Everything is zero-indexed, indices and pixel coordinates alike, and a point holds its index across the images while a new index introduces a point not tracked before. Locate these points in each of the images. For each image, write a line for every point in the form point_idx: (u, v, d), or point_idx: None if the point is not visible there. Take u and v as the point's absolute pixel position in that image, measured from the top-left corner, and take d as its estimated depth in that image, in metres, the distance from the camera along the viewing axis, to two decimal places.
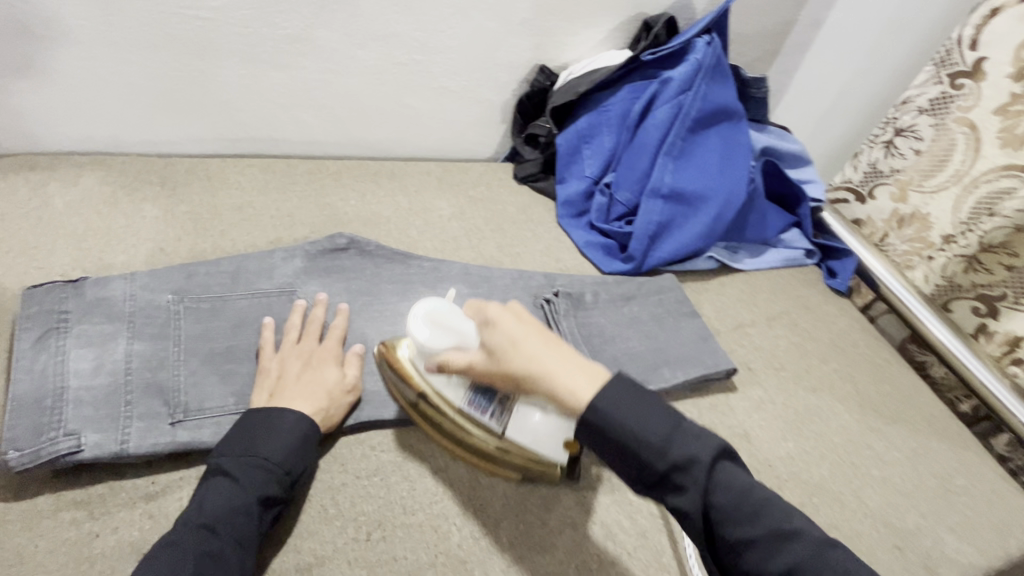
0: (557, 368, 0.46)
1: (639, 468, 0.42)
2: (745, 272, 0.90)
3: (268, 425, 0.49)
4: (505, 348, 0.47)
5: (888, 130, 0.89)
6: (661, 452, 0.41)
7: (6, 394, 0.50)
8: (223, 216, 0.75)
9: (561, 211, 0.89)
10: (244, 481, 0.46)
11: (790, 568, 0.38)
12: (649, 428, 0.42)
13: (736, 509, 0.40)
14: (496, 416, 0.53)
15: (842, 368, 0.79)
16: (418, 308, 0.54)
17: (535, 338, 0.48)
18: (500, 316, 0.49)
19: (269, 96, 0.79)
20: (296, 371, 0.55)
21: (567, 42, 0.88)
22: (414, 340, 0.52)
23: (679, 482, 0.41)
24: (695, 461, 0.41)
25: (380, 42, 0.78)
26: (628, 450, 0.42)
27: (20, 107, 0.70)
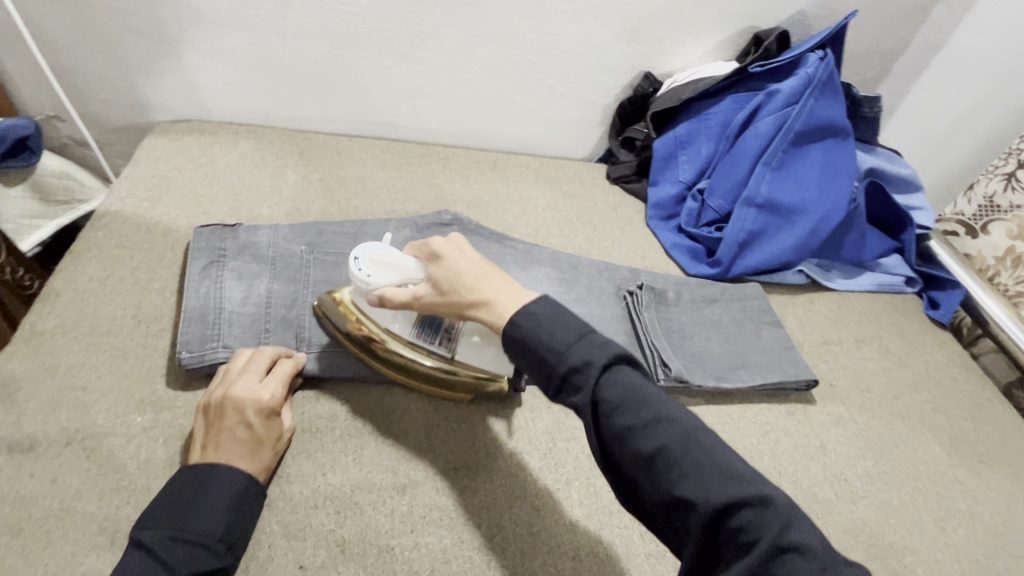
0: (493, 292, 0.48)
1: (541, 370, 0.43)
2: (836, 291, 0.89)
3: (200, 493, 0.45)
4: (450, 279, 0.50)
5: (1011, 162, 0.83)
6: (561, 353, 0.42)
7: (179, 308, 0.61)
8: (349, 186, 0.85)
9: (651, 212, 0.92)
10: (171, 560, 0.42)
11: (661, 448, 0.39)
12: (554, 336, 0.43)
13: (621, 402, 0.40)
14: (443, 341, 0.57)
15: (935, 400, 0.76)
16: (359, 252, 0.56)
17: (473, 266, 0.50)
18: (447, 252, 0.51)
19: (397, 85, 0.89)
20: (235, 419, 0.50)
21: (674, 51, 0.91)
22: (357, 283, 0.55)
23: (576, 383, 0.42)
24: (590, 361, 0.42)
25: (498, 42, 0.86)
26: (536, 356, 0.43)
27: (201, 81, 0.84)
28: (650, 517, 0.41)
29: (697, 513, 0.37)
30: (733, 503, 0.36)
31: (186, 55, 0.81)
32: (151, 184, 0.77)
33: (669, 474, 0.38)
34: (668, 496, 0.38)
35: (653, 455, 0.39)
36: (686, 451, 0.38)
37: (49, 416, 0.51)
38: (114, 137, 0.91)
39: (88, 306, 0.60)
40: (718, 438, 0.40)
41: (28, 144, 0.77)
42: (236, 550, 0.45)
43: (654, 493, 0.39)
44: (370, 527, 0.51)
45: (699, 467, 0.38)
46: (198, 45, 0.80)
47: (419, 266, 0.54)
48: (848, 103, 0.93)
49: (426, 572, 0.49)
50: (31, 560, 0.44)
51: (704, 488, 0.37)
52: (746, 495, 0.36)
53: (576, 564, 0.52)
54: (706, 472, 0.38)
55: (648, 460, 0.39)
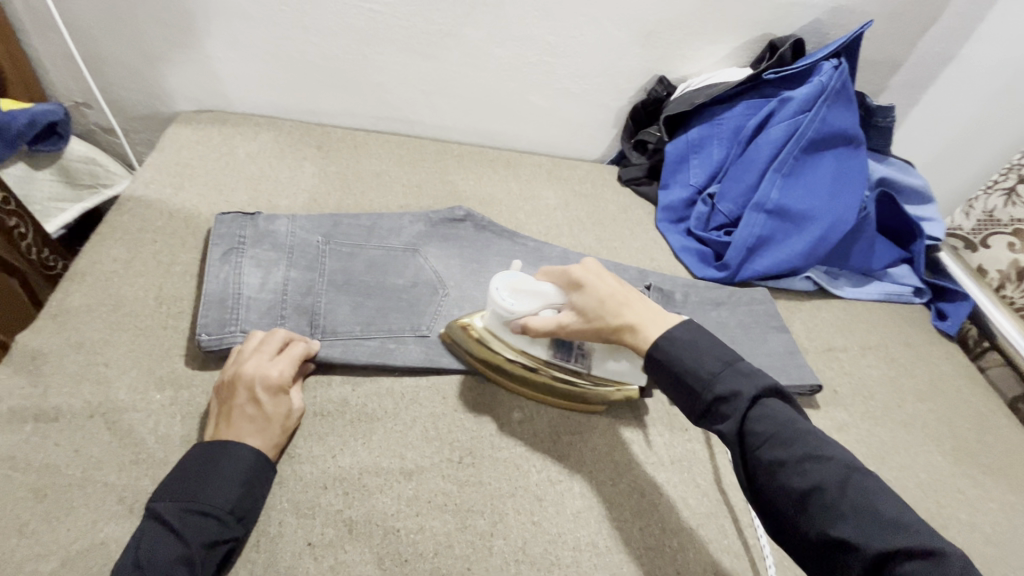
0: (637, 315, 0.53)
1: (690, 397, 0.47)
2: (844, 299, 0.89)
3: (212, 469, 0.47)
4: (595, 305, 0.54)
5: (1011, 177, 0.87)
6: (708, 382, 0.46)
7: (199, 292, 0.63)
8: (364, 179, 0.86)
9: (661, 215, 0.93)
10: (186, 532, 0.43)
11: (817, 486, 0.40)
12: (701, 364, 0.47)
13: (773, 435, 0.43)
14: (576, 360, 0.60)
15: (939, 410, 0.76)
16: (496, 281, 0.59)
17: (615, 291, 0.55)
18: (587, 278, 0.56)
19: (415, 83, 0.91)
20: (244, 396, 0.51)
21: (689, 56, 0.92)
22: (497, 310, 0.59)
23: (723, 411, 0.46)
24: (738, 393, 0.45)
25: (515, 42, 0.87)
26: (683, 383, 0.48)
27: (225, 73, 0.87)
28: (799, 552, 0.42)
29: (858, 555, 0.38)
30: (898, 550, 0.37)
31: (211, 48, 0.83)
32: (174, 172, 0.79)
33: (821, 513, 0.40)
34: (820, 534, 0.40)
35: (807, 491, 0.41)
36: (842, 492, 0.40)
37: (72, 390, 0.53)
38: (138, 125, 0.94)
39: (112, 287, 0.62)
40: (873, 481, 0.41)
41: (56, 129, 0.81)
42: (246, 523, 0.47)
43: (805, 530, 0.41)
44: (377, 509, 0.52)
45: (855, 507, 0.39)
46: (224, 38, 0.82)
47: (558, 291, 0.58)
48: (861, 113, 0.94)
49: (430, 555, 0.50)
50: (53, 525, 0.45)
51: (864, 533, 0.38)
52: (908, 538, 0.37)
53: (575, 554, 0.53)
54: (865, 516, 0.39)
55: (801, 496, 0.41)
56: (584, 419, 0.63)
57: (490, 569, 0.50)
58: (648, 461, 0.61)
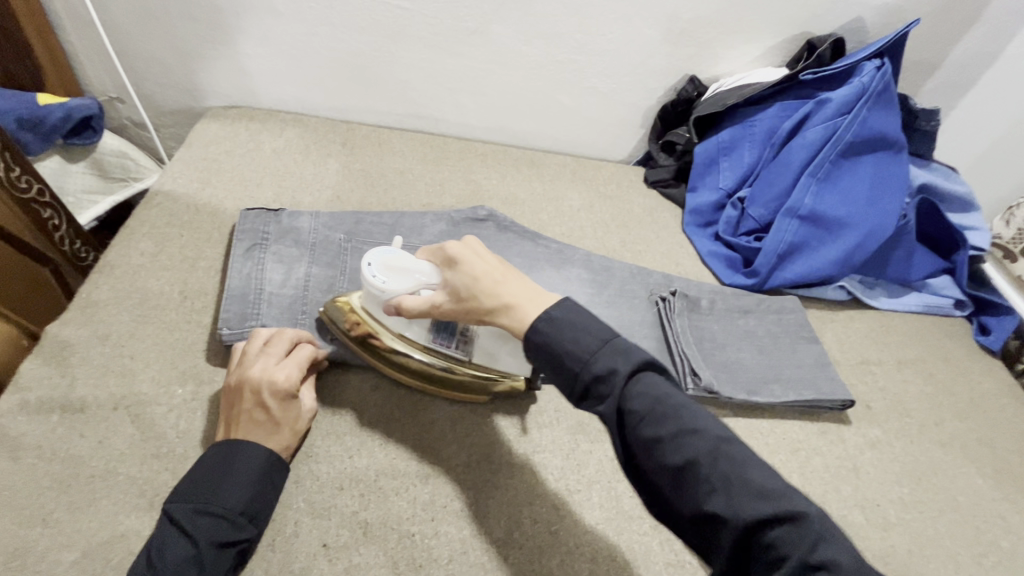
0: (512, 297, 0.47)
1: (565, 376, 0.43)
2: (879, 310, 0.85)
3: (221, 471, 0.46)
4: (469, 285, 0.48)
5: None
6: (584, 359, 0.42)
7: (223, 287, 0.63)
8: (387, 177, 0.86)
9: (688, 218, 0.91)
10: (196, 533, 0.43)
11: (693, 461, 0.38)
12: (578, 342, 0.43)
13: (648, 412, 0.40)
14: (458, 347, 0.56)
15: (980, 430, 0.72)
16: (371, 257, 0.55)
17: (490, 270, 0.48)
18: (463, 255, 0.49)
19: (441, 81, 0.90)
20: (249, 401, 0.50)
21: (722, 55, 0.90)
22: (372, 290, 0.54)
23: (600, 392, 0.42)
24: (615, 371, 0.41)
25: (543, 40, 0.85)
26: (561, 363, 0.43)
27: (253, 69, 0.87)
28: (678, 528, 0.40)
29: (729, 528, 0.36)
30: (767, 519, 0.35)
31: (240, 44, 0.84)
32: (202, 167, 0.80)
33: (697, 488, 0.38)
34: (695, 509, 0.38)
35: (683, 467, 0.38)
36: (715, 465, 0.37)
37: (98, 381, 0.54)
38: (169, 120, 0.95)
39: (138, 280, 0.63)
40: (750, 452, 0.39)
41: (91, 123, 0.82)
42: (258, 524, 0.46)
43: (684, 507, 0.38)
44: (393, 512, 0.52)
45: (728, 480, 0.37)
46: (253, 34, 0.83)
47: (434, 270, 0.53)
48: (903, 115, 0.90)
49: (444, 561, 0.49)
50: (76, 515, 0.46)
51: (733, 505, 0.36)
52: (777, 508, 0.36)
53: (593, 566, 0.51)
54: (733, 486, 0.37)
55: (676, 472, 0.38)
56: (604, 427, 0.62)
57: None
58: None
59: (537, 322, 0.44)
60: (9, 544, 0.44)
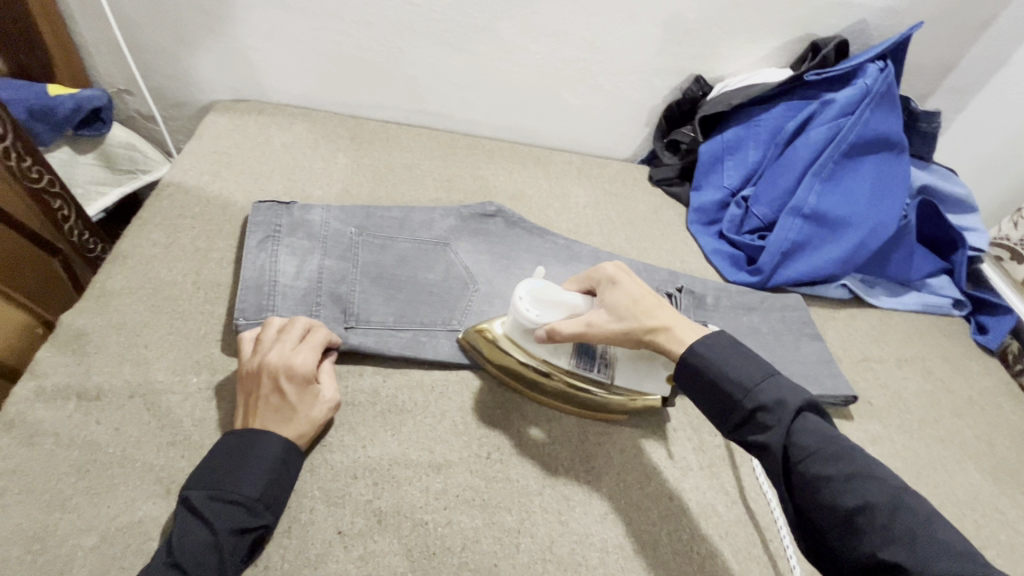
0: (669, 320, 0.52)
1: (727, 402, 0.47)
2: (880, 309, 0.87)
3: (240, 460, 0.47)
4: (626, 305, 0.53)
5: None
6: (747, 388, 0.46)
7: (236, 279, 0.64)
8: (395, 172, 0.87)
9: (693, 216, 0.92)
10: (217, 522, 0.43)
11: (866, 506, 0.39)
12: (740, 371, 0.47)
13: (817, 450, 0.43)
14: (600, 368, 0.58)
15: (978, 427, 0.74)
16: (521, 287, 0.57)
17: (643, 295, 0.54)
18: (621, 279, 0.55)
19: (449, 77, 0.91)
20: (267, 388, 0.51)
21: (727, 55, 0.91)
22: (524, 318, 0.56)
23: (763, 421, 0.45)
24: (782, 404, 0.44)
25: (551, 38, 0.86)
26: (720, 389, 0.47)
27: (262, 63, 0.88)
28: (840, 571, 0.41)
29: None
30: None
31: (250, 38, 0.84)
32: (212, 159, 0.80)
33: (869, 533, 0.39)
34: (867, 555, 0.39)
35: (855, 510, 0.40)
36: (895, 517, 0.39)
37: (114, 369, 0.55)
38: (176, 113, 0.95)
39: (151, 270, 0.64)
40: None
41: (100, 115, 0.82)
42: (275, 510, 0.47)
43: (850, 550, 0.40)
44: (405, 501, 0.52)
45: (908, 531, 0.38)
46: (263, 28, 0.83)
47: (586, 298, 0.57)
48: (905, 117, 0.91)
49: (457, 548, 0.50)
50: (95, 501, 0.47)
51: (917, 557, 0.37)
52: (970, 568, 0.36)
53: (603, 555, 0.52)
54: (918, 539, 0.38)
55: (847, 515, 0.40)
56: (611, 420, 0.63)
57: (518, 565, 0.50)
58: (677, 464, 0.61)
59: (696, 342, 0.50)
60: (28, 528, 0.44)
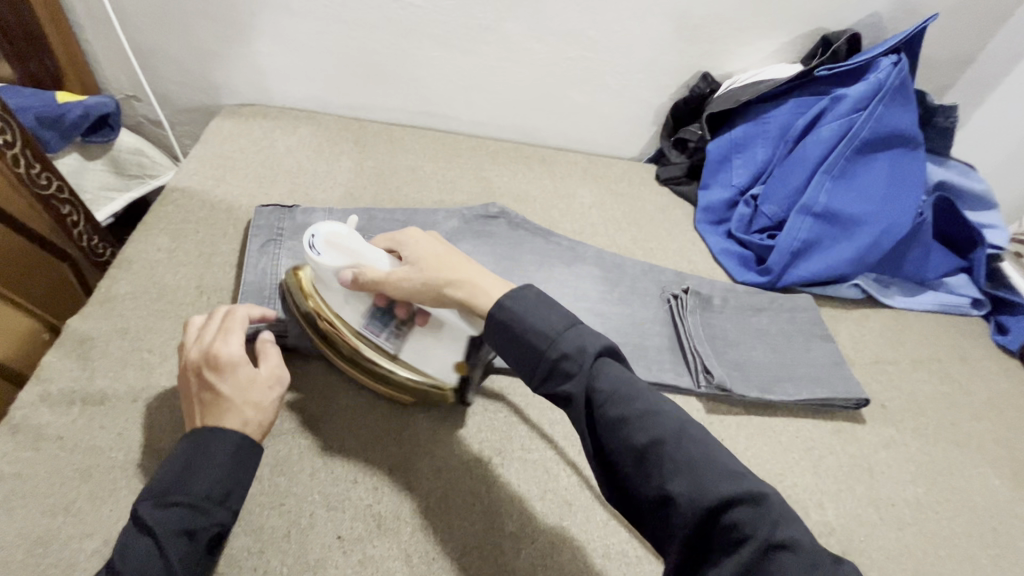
0: (472, 274, 0.49)
1: (531, 352, 0.43)
2: (895, 309, 0.84)
3: (184, 459, 0.43)
4: (426, 259, 0.50)
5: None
6: (550, 337, 0.43)
7: (238, 282, 0.64)
8: (400, 174, 0.87)
9: (700, 216, 0.90)
10: (160, 526, 0.40)
11: (655, 441, 0.39)
12: (544, 320, 0.43)
13: (615, 393, 0.41)
14: (390, 337, 0.55)
15: (998, 430, 0.71)
16: (317, 230, 0.53)
17: (445, 251, 0.51)
18: (417, 237, 0.53)
19: (453, 78, 0.90)
20: (198, 389, 0.47)
21: (736, 51, 0.89)
22: (314, 262, 0.52)
23: (566, 369, 0.42)
24: (584, 349, 0.42)
25: (556, 37, 0.85)
26: (527, 343, 0.43)
27: (268, 67, 0.88)
28: (636, 510, 0.41)
29: (686, 508, 0.37)
30: (724, 498, 0.36)
31: (255, 41, 0.84)
32: (217, 164, 0.81)
33: (660, 469, 0.38)
34: (657, 491, 0.38)
35: (647, 447, 0.39)
36: (680, 448, 0.38)
37: (118, 373, 0.55)
38: (184, 118, 0.96)
39: (156, 275, 0.64)
40: None
41: (108, 121, 0.83)
42: (230, 508, 0.44)
43: (644, 490, 0.39)
44: (405, 507, 0.52)
45: (691, 461, 0.38)
46: (267, 31, 0.83)
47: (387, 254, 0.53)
48: (921, 112, 0.88)
49: (456, 553, 0.50)
50: (96, 505, 0.47)
51: (698, 487, 0.37)
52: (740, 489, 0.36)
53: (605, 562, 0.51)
54: (700, 470, 0.37)
55: (641, 454, 0.39)
56: None
57: (518, 571, 0.50)
58: None
59: (502, 297, 0.46)
60: (32, 532, 0.45)
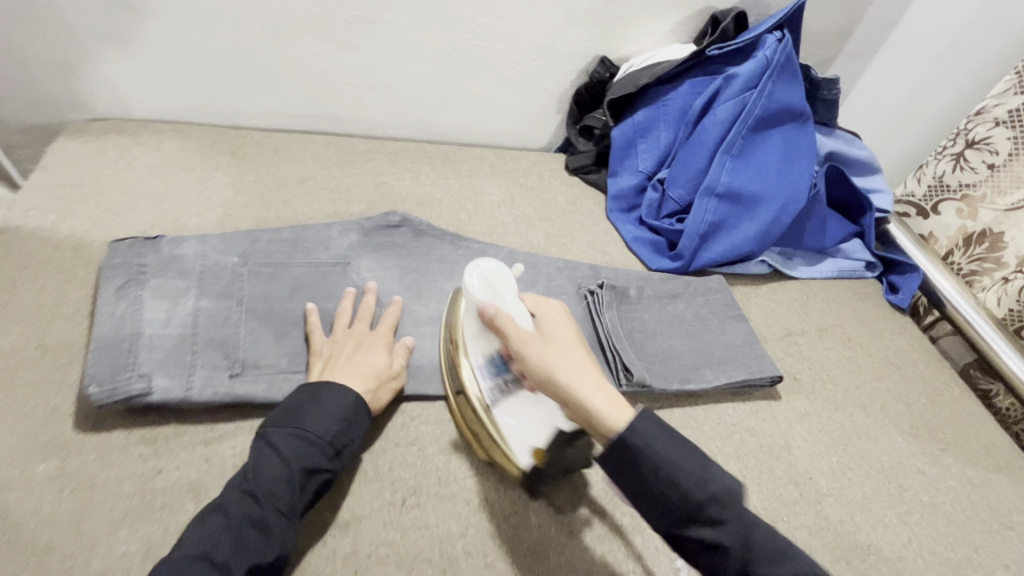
0: (590, 376, 0.47)
1: (672, 493, 0.42)
2: (799, 280, 0.87)
3: (318, 403, 0.51)
4: (555, 338, 0.49)
5: (958, 142, 0.87)
6: (697, 481, 0.41)
7: (90, 335, 0.54)
8: (286, 187, 0.78)
9: (611, 204, 0.89)
10: (290, 455, 0.47)
11: None
12: (685, 462, 0.42)
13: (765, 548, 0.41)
14: (495, 389, 0.55)
15: (897, 387, 0.76)
16: (486, 261, 0.58)
17: (578, 344, 0.49)
18: (562, 315, 0.51)
19: (339, 75, 0.82)
20: (346, 353, 0.57)
21: (630, 33, 0.87)
22: (465, 286, 0.57)
23: (712, 516, 0.41)
24: (731, 493, 0.42)
25: (445, 27, 0.80)
26: (664, 480, 0.42)
27: (116, 75, 0.76)
28: None
29: None
30: None
31: (91, 43, 0.72)
32: (60, 194, 0.69)
33: None
34: None
35: None
36: None
37: None
38: (19, 140, 0.82)
39: None
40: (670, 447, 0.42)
41: None
42: (345, 456, 0.51)
43: None
44: (310, 570, 0.47)
45: None
46: (106, 33, 0.71)
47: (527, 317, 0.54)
48: (807, 86, 0.91)
49: None
50: None
51: None
52: None
53: None
54: None
55: None
56: None
57: None
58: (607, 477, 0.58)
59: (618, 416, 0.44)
60: None
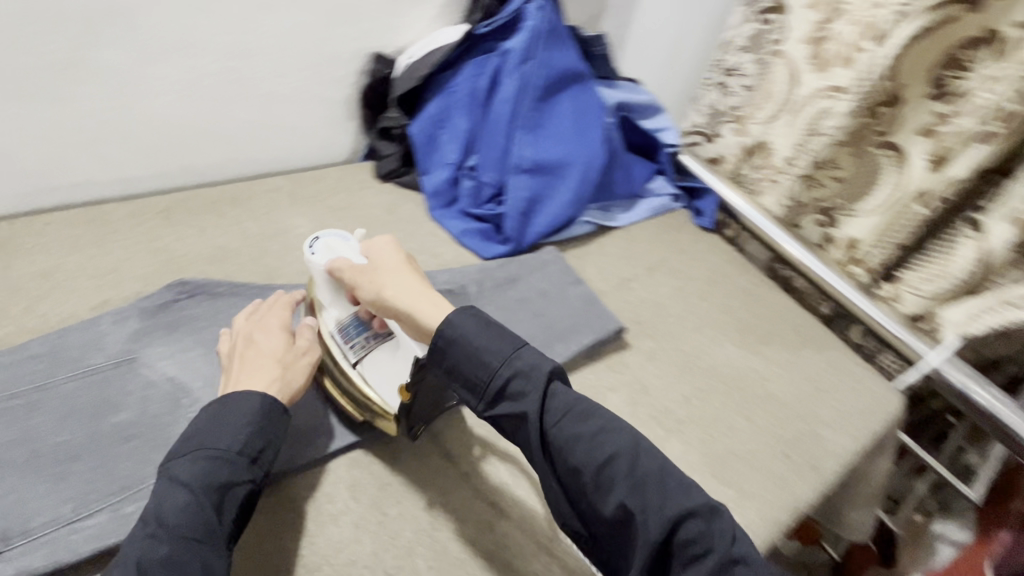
0: (418, 296, 0.53)
1: (478, 371, 0.48)
2: (622, 228, 0.93)
3: (218, 420, 0.47)
4: (381, 273, 0.55)
5: (718, 72, 0.99)
6: (502, 357, 0.48)
7: None
8: (26, 291, 0.63)
9: (431, 203, 0.86)
10: (194, 482, 0.44)
11: (609, 457, 0.45)
12: (490, 348, 0.48)
13: (567, 413, 0.47)
14: (358, 346, 0.57)
15: (719, 301, 0.85)
16: (324, 233, 0.61)
17: (402, 272, 0.55)
18: (381, 252, 0.57)
19: (57, 136, 0.66)
20: (241, 352, 0.54)
21: (396, 24, 0.83)
22: (307, 258, 0.59)
23: (518, 388, 0.47)
24: (536, 368, 0.48)
25: (180, 53, 0.68)
26: (475, 364, 0.48)
27: None
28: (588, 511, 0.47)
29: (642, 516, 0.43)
30: (683, 515, 0.42)
31: None
32: None
33: (610, 485, 0.44)
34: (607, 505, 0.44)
35: (602, 462, 0.45)
36: (635, 460, 0.45)
37: None
38: None
39: None
40: (531, 352, 0.49)
41: None
42: (266, 461, 0.48)
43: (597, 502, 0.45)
44: None
45: (645, 469, 0.44)
46: None
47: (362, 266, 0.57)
48: (580, 44, 0.96)
49: None
50: None
51: (652, 497, 0.43)
52: (676, 483, 0.44)
53: None
54: (641, 480, 0.44)
55: (598, 466, 0.45)
56: (407, 479, 0.58)
57: None
58: (481, 492, 0.59)
59: (450, 326, 0.50)
60: None
